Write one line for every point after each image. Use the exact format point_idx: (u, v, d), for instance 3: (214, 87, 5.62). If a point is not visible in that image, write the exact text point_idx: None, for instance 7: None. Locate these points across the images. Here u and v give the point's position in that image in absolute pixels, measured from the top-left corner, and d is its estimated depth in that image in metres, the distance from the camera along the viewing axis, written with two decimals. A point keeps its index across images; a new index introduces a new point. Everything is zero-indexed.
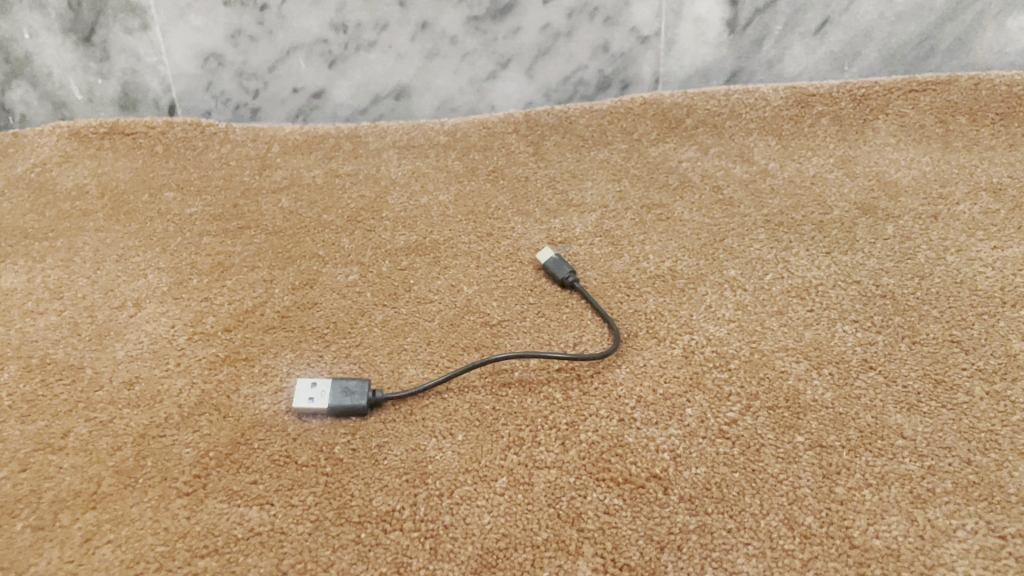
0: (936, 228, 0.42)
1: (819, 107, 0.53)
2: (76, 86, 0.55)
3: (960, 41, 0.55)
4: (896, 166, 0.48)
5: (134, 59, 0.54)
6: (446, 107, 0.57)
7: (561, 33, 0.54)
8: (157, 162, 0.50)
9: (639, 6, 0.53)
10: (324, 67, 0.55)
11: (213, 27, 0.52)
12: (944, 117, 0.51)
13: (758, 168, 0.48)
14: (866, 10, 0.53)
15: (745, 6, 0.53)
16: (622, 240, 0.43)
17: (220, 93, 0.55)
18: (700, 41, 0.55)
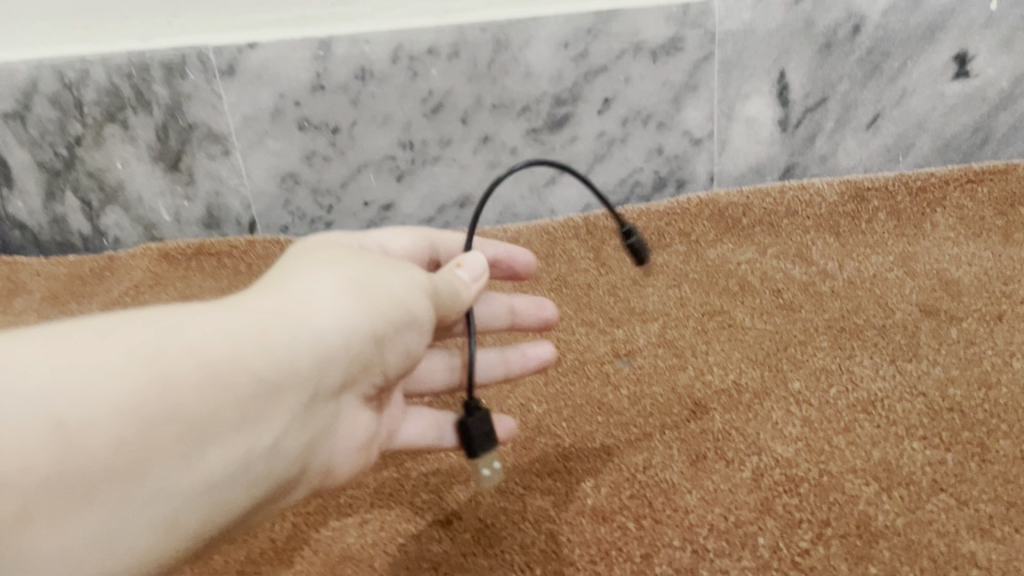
0: (1001, 331, 0.42)
1: (875, 202, 0.54)
2: (165, 209, 0.59)
3: (1015, 128, 0.55)
4: (957, 263, 0.48)
5: (216, 181, 0.58)
6: (508, 213, 0.59)
7: (616, 139, 0.57)
8: (241, 283, 0.54)
9: (690, 111, 0.55)
10: (393, 181, 0.58)
11: (289, 150, 0.57)
12: (1004, 208, 0.52)
13: (817, 269, 0.49)
14: (917, 104, 0.54)
15: (795, 107, 0.55)
16: (686, 351, 0.44)
17: (296, 209, 0.59)
18: (753, 140, 0.56)
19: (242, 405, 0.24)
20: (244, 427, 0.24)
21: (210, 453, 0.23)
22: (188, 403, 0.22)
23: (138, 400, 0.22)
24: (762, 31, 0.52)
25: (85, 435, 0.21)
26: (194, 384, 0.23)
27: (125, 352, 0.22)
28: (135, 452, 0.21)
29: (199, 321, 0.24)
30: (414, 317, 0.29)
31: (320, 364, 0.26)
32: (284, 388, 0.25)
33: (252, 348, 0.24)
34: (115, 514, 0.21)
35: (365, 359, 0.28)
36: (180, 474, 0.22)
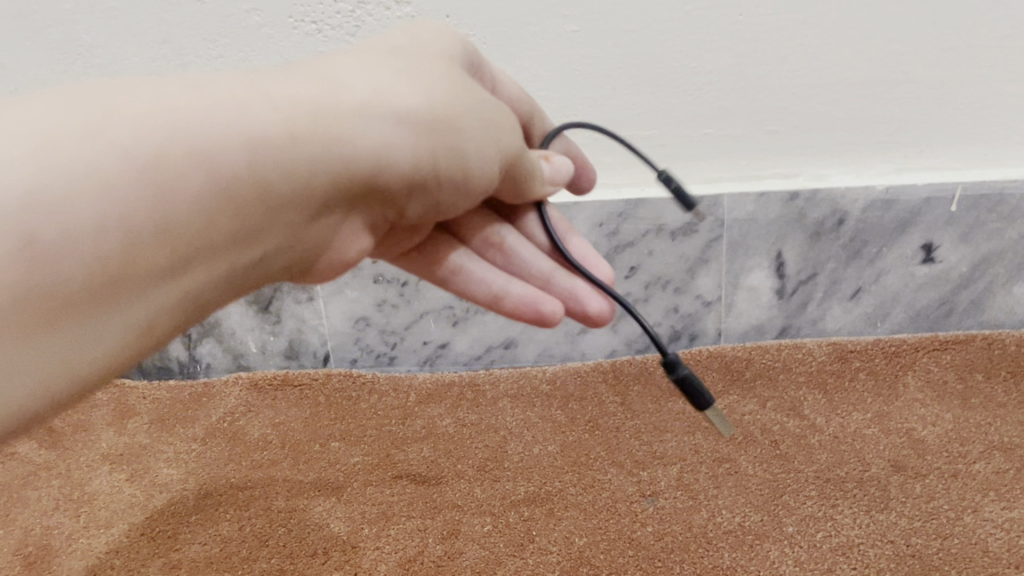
0: (956, 488, 0.52)
1: (856, 362, 0.64)
2: (253, 341, 0.71)
3: (975, 303, 0.66)
4: (923, 423, 0.58)
5: (300, 321, 0.70)
6: (546, 354, 0.71)
7: (639, 299, 0.68)
8: (321, 413, 0.65)
9: (702, 280, 0.66)
10: (449, 326, 0.69)
11: (364, 298, 0.68)
12: (963, 374, 0.62)
13: (808, 422, 0.59)
14: (891, 282, 0.66)
15: (790, 279, 0.66)
16: (699, 493, 0.54)
17: (365, 345, 0.71)
18: (755, 304, 0.67)
19: (232, 220, 0.26)
20: (218, 231, 0.26)
21: (173, 258, 0.25)
22: (176, 215, 0.24)
23: (111, 209, 0.23)
24: (762, 221, 0.64)
25: (66, 245, 0.22)
26: (103, 186, 0.23)
27: (23, 150, 0.22)
28: (115, 255, 0.23)
29: (166, 110, 0.24)
30: (400, 139, 0.28)
31: (291, 169, 0.26)
32: (250, 184, 0.26)
33: (195, 151, 0.24)
34: (70, 324, 0.23)
35: (337, 159, 0.27)
36: (119, 274, 0.24)
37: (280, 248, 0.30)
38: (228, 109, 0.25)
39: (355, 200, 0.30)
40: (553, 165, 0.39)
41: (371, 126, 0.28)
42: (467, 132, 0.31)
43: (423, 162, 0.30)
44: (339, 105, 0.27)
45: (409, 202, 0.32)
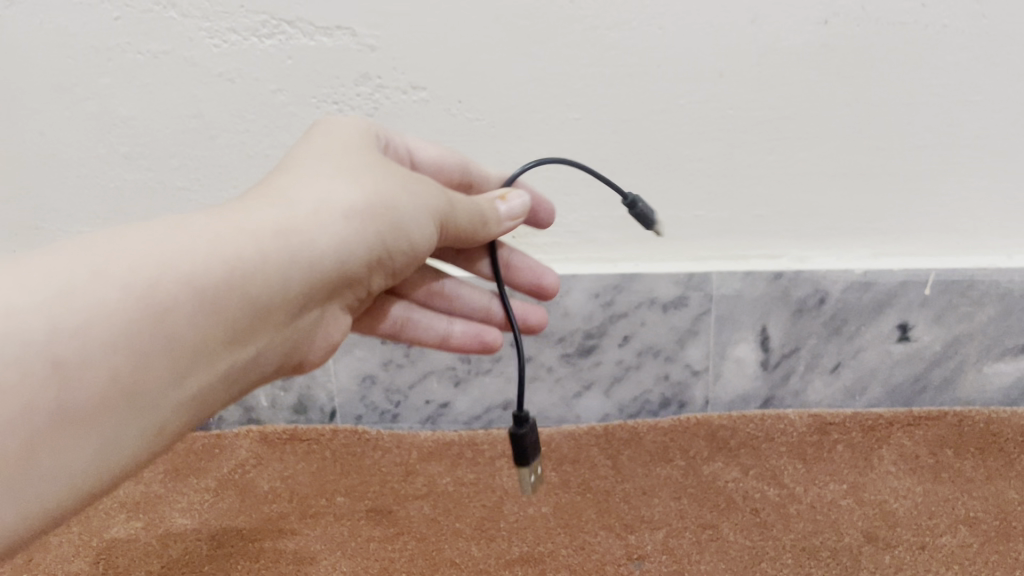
0: (923, 560, 0.55)
1: (835, 434, 0.68)
2: (264, 396, 0.75)
3: (948, 381, 0.70)
4: (895, 495, 0.62)
5: (308, 379, 0.74)
6: (542, 415, 0.75)
7: (632, 366, 0.72)
8: (328, 467, 0.68)
9: (691, 350, 0.70)
10: (451, 386, 0.73)
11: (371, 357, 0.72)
12: (935, 449, 0.66)
13: (787, 492, 0.63)
14: (870, 358, 0.70)
15: (775, 352, 0.70)
16: (683, 558, 0.57)
17: (371, 402, 0.75)
18: (741, 374, 0.71)
19: (219, 327, 0.32)
20: (213, 340, 0.32)
21: (180, 364, 0.31)
22: (174, 331, 0.31)
23: (120, 333, 0.29)
24: (748, 297, 0.68)
25: (89, 369, 0.28)
26: (118, 320, 0.29)
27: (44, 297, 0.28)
28: (128, 372, 0.30)
29: (152, 251, 0.31)
30: (353, 237, 0.36)
31: (267, 279, 0.33)
32: (236, 301, 0.32)
33: (186, 283, 0.31)
34: (95, 428, 0.29)
35: (285, 256, 0.34)
36: (139, 385, 0.30)
37: (268, 343, 0.36)
38: (196, 242, 0.32)
39: (331, 292, 0.38)
40: (509, 202, 0.46)
41: (334, 230, 0.36)
42: (403, 214, 0.39)
43: (370, 242, 0.38)
44: (300, 218, 0.35)
45: (375, 283, 0.41)
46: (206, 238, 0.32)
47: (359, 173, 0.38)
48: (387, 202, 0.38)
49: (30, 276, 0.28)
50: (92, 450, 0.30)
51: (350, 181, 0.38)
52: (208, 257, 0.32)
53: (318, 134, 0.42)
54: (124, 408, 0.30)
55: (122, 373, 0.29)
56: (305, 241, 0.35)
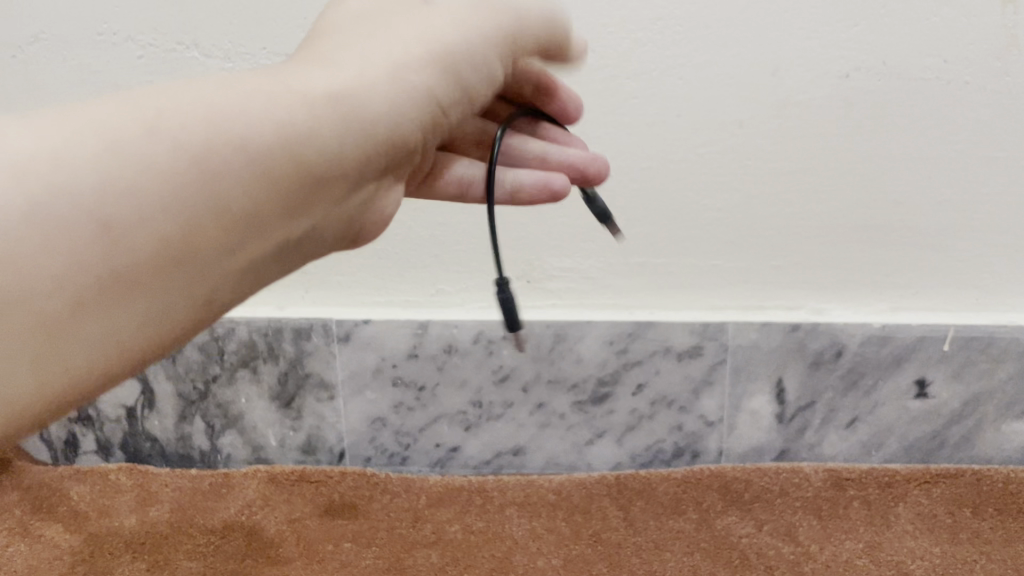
0: None
1: (851, 490, 0.67)
2: (273, 435, 0.74)
3: (965, 438, 0.69)
4: (913, 556, 0.60)
5: (319, 418, 0.73)
6: (553, 462, 0.74)
7: (645, 415, 0.71)
8: (336, 511, 0.67)
9: (706, 400, 0.70)
10: (461, 430, 0.73)
11: (382, 399, 0.72)
12: (952, 508, 0.65)
13: (802, 549, 0.62)
14: (886, 413, 0.69)
15: (789, 405, 0.69)
16: None
17: (380, 444, 0.74)
18: (755, 426, 0.70)
19: (278, 191, 0.28)
20: (271, 208, 0.28)
21: (232, 233, 0.27)
22: (227, 193, 0.26)
23: (165, 188, 0.25)
24: (763, 349, 0.68)
25: (136, 229, 0.24)
26: (142, 168, 0.25)
27: (80, 150, 0.24)
28: (178, 236, 0.25)
29: (199, 106, 0.26)
30: (404, 94, 0.32)
31: (329, 141, 0.29)
32: (285, 153, 0.28)
33: (220, 131, 0.26)
34: (142, 297, 0.25)
35: (349, 119, 0.30)
36: (179, 248, 0.25)
37: (324, 220, 0.31)
38: (232, 91, 0.28)
39: (395, 163, 0.33)
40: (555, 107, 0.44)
41: (388, 84, 0.31)
42: (460, 77, 0.34)
43: (424, 99, 0.33)
44: (349, 69, 0.31)
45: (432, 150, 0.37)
46: (240, 90, 0.28)
47: (406, 27, 0.34)
48: (440, 60, 0.33)
49: (38, 131, 0.24)
50: (121, 319, 0.25)
51: (393, 37, 0.33)
52: (245, 105, 0.27)
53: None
54: (156, 272, 0.25)
55: (157, 225, 0.25)
56: (359, 95, 0.30)
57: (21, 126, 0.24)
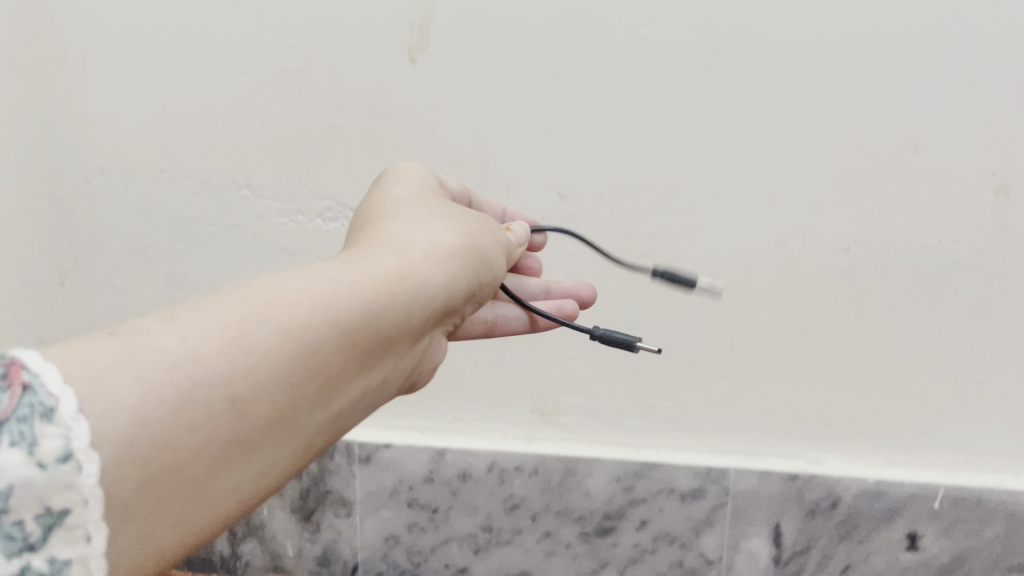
0: None
1: None
2: (291, 546, 0.78)
3: None
4: None
5: (335, 533, 0.77)
6: None
7: (647, 550, 0.74)
8: None
9: (707, 539, 0.73)
10: (471, 552, 0.76)
11: (397, 518, 0.76)
12: None
13: None
14: (879, 563, 0.72)
15: (786, 549, 0.72)
16: None
17: (393, 560, 0.77)
18: (754, 567, 0.74)
19: (346, 355, 0.35)
20: (343, 369, 0.35)
21: (317, 392, 0.33)
22: (314, 363, 0.32)
23: (275, 362, 0.31)
24: (763, 494, 0.71)
25: (255, 398, 0.30)
26: (260, 351, 0.30)
27: (212, 336, 0.29)
28: (282, 400, 0.31)
29: (287, 299, 0.33)
30: (432, 269, 0.41)
31: (381, 316, 0.37)
32: (358, 326, 0.35)
33: (312, 316, 0.33)
34: (255, 453, 0.30)
35: (392, 297, 0.38)
36: (281, 413, 0.31)
37: (374, 378, 0.38)
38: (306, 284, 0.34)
39: (433, 327, 0.44)
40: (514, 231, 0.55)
41: (414, 268, 0.40)
42: (482, 255, 0.46)
43: (469, 280, 0.45)
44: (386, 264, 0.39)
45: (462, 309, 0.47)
46: (310, 277, 0.35)
47: (429, 225, 0.45)
48: (458, 247, 0.45)
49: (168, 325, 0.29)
50: (242, 477, 0.30)
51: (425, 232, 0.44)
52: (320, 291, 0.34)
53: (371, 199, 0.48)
54: (267, 435, 0.30)
55: (272, 398, 0.30)
56: (402, 275, 0.39)
57: (150, 326, 0.28)
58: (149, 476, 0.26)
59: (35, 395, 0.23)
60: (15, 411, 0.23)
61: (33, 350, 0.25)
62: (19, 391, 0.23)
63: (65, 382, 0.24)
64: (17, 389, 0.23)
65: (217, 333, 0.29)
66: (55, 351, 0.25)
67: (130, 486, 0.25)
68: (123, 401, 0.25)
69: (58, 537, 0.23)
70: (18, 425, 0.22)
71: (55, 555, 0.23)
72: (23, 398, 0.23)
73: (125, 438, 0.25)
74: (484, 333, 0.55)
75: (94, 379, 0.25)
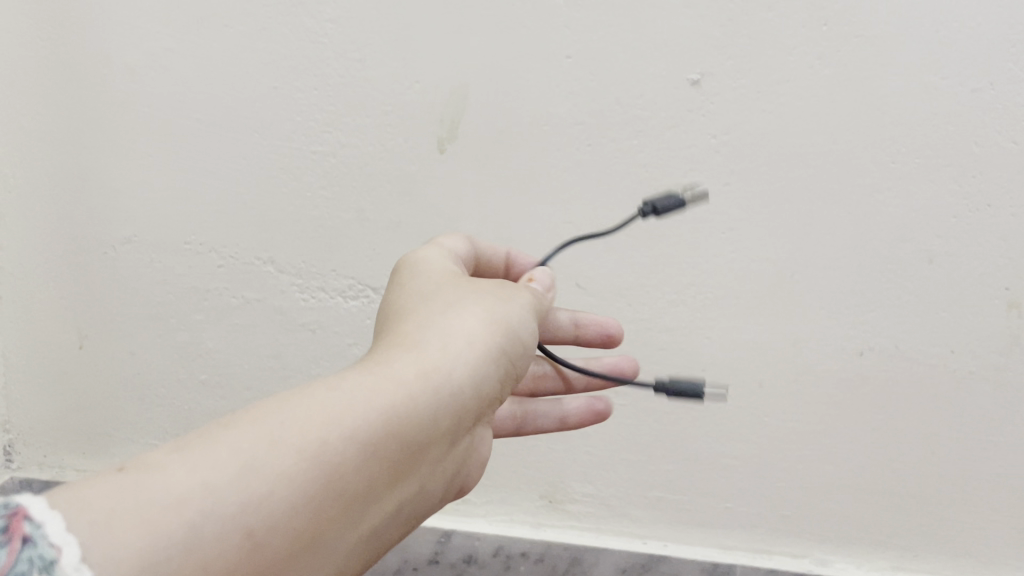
0: None
1: None
2: None
3: None
4: None
5: None
6: None
7: None
8: None
9: None
10: None
11: None
12: None
13: None
14: None
15: None
16: None
17: None
18: None
19: (380, 468, 0.32)
20: (379, 481, 0.33)
21: (350, 509, 0.31)
22: (342, 482, 0.31)
23: (295, 486, 0.29)
24: None
25: (276, 527, 0.28)
26: (278, 476, 0.29)
27: (228, 466, 0.28)
28: (307, 525, 0.29)
29: (313, 412, 0.31)
30: (480, 355, 0.38)
31: (419, 419, 0.34)
32: (389, 434, 0.33)
33: (336, 430, 0.31)
34: None
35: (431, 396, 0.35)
36: (308, 537, 0.30)
37: (422, 481, 0.36)
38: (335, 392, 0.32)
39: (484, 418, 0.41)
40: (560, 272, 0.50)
41: (458, 359, 0.37)
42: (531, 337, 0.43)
43: (517, 369, 0.42)
44: (422, 357, 0.36)
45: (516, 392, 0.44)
46: (339, 382, 0.33)
47: (478, 298, 0.42)
48: (516, 328, 0.41)
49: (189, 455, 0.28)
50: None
51: (471, 308, 0.41)
52: (348, 397, 0.32)
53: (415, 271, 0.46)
54: (292, 564, 0.29)
55: (295, 522, 0.29)
56: (440, 369, 0.36)
57: (169, 458, 0.28)
58: None
59: (37, 548, 0.23)
60: (13, 567, 0.22)
61: (42, 496, 0.25)
62: (18, 544, 0.23)
63: (68, 532, 0.24)
64: (17, 541, 0.23)
65: (231, 459, 0.28)
66: (64, 495, 0.25)
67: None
68: (127, 550, 0.25)
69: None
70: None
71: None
72: (23, 552, 0.23)
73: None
74: (511, 430, 0.56)
75: (98, 525, 0.25)
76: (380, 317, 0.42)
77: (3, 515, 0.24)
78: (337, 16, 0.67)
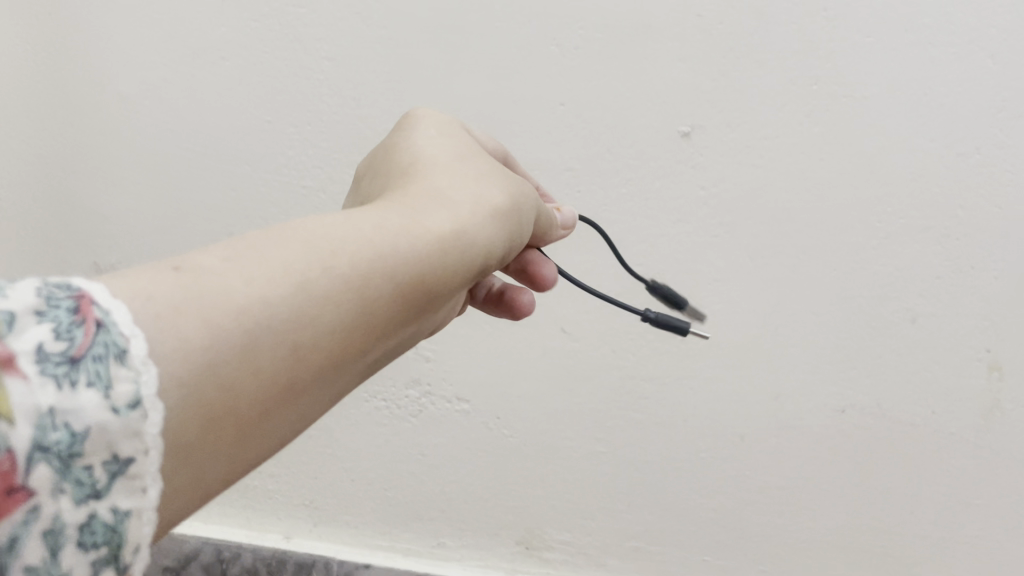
0: None
1: None
2: None
3: None
4: None
5: None
6: None
7: None
8: None
9: None
10: None
11: None
12: None
13: None
14: None
15: None
16: None
17: None
18: None
19: (402, 307, 0.34)
20: (399, 316, 0.34)
21: (373, 337, 0.33)
22: (370, 312, 0.32)
23: (331, 309, 0.30)
24: None
25: (312, 342, 0.29)
26: (319, 299, 0.30)
27: (271, 281, 0.28)
28: (337, 344, 0.30)
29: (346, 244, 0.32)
30: (494, 225, 0.39)
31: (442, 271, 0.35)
32: (414, 276, 0.34)
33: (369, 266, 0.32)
34: (308, 392, 0.30)
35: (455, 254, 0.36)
36: (336, 357, 0.31)
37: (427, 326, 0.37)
38: (367, 231, 0.33)
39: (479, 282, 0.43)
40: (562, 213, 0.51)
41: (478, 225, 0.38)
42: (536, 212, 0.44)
43: (521, 239, 0.43)
44: (445, 217, 0.37)
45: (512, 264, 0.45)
46: (373, 223, 0.34)
47: (505, 176, 0.42)
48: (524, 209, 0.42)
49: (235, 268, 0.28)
50: (296, 417, 0.30)
51: (488, 181, 0.41)
52: (376, 238, 0.33)
53: (427, 127, 0.45)
54: (322, 378, 0.30)
55: (327, 341, 0.30)
56: (460, 228, 0.37)
57: (214, 267, 0.28)
58: (213, 417, 0.26)
59: (108, 334, 0.23)
60: (90, 348, 0.22)
61: (102, 282, 0.24)
62: (92, 327, 0.22)
63: (136, 326, 0.24)
64: (90, 325, 0.22)
65: (276, 276, 0.29)
66: (126, 286, 0.25)
67: (195, 434, 0.25)
68: (189, 347, 0.25)
69: (119, 487, 0.22)
70: (94, 363, 0.21)
71: (117, 503, 0.22)
72: (97, 337, 0.22)
73: (195, 377, 0.25)
74: None
75: (164, 319, 0.25)
76: (392, 170, 0.42)
77: (70, 296, 0.23)
78: (334, 54, 0.67)
